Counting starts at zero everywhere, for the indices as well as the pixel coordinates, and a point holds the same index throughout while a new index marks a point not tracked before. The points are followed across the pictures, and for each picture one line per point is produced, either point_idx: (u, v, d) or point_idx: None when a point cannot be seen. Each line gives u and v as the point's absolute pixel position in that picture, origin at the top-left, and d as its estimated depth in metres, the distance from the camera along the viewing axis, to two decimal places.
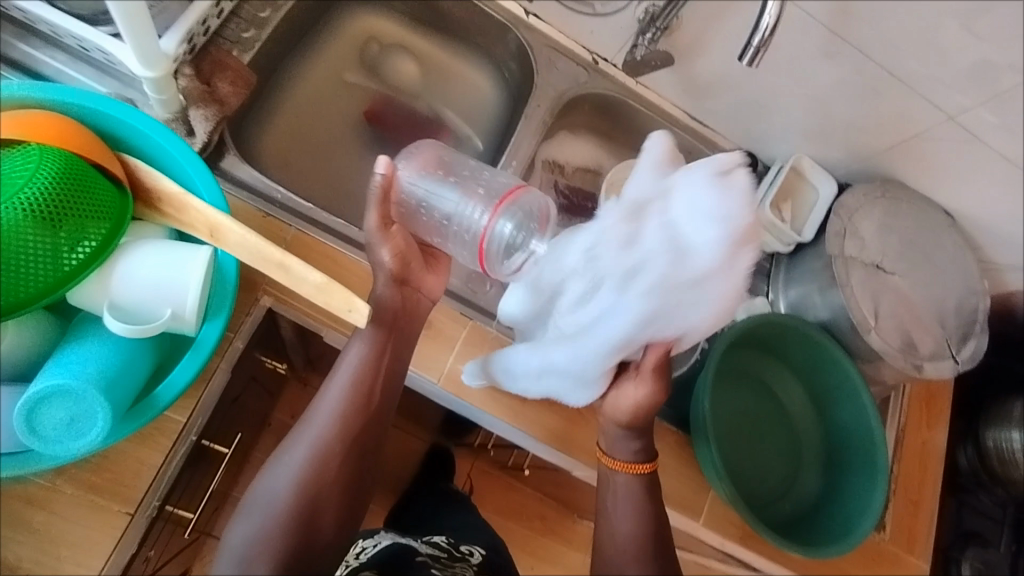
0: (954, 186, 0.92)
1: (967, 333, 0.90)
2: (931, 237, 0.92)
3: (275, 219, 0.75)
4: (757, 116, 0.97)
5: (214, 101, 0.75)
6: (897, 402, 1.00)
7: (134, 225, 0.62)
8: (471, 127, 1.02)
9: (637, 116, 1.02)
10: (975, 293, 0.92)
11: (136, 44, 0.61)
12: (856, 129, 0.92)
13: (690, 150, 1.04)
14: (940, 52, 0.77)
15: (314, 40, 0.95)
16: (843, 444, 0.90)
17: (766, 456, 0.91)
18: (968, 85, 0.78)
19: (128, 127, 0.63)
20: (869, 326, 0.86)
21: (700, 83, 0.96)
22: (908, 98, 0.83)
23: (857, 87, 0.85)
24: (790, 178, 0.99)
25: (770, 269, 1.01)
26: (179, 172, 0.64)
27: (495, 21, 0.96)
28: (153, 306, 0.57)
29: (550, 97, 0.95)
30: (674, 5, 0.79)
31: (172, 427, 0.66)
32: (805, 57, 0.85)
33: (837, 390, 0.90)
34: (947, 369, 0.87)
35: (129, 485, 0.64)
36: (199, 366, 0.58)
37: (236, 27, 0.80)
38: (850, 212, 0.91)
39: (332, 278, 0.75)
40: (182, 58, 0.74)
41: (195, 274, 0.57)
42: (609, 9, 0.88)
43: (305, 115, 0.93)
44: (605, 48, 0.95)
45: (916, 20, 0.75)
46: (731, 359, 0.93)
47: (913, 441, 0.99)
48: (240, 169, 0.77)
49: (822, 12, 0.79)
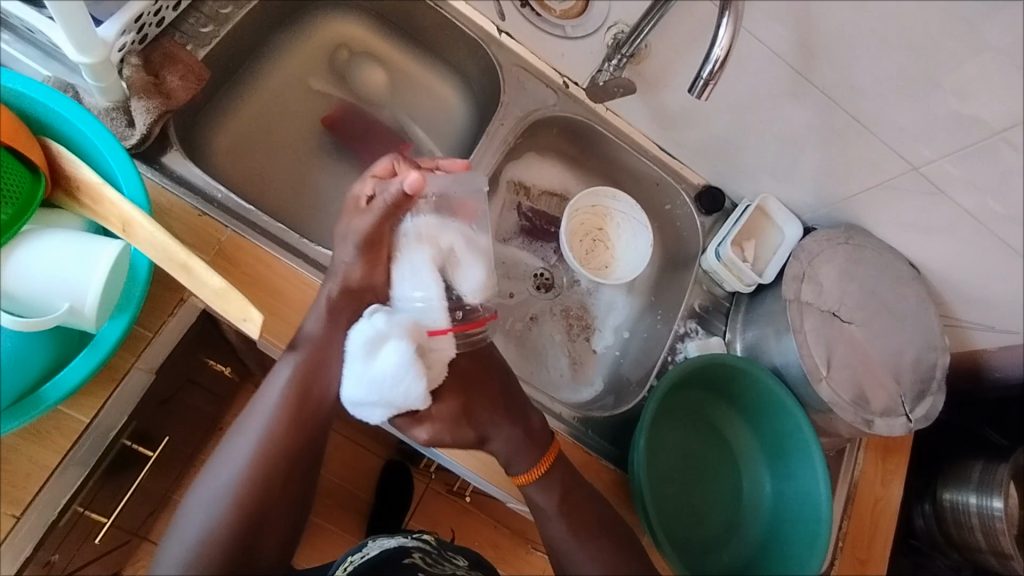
0: (919, 239, 0.90)
1: (924, 391, 0.88)
2: (893, 289, 0.90)
3: (211, 220, 0.72)
4: (724, 152, 0.96)
5: (159, 94, 0.73)
6: (852, 455, 0.97)
7: (51, 213, 0.60)
8: (437, 141, 1.00)
9: (605, 143, 1.00)
10: (935, 350, 0.89)
11: (68, 26, 0.59)
12: (822, 173, 0.90)
13: (658, 182, 1.02)
14: (902, 101, 0.75)
15: (283, 42, 0.94)
16: (786, 496, 0.87)
17: (707, 501, 0.88)
18: (932, 138, 0.76)
19: (53, 114, 0.62)
20: (821, 375, 0.85)
21: (668, 115, 0.94)
22: (873, 146, 0.82)
23: (821, 131, 0.84)
24: (754, 217, 0.98)
25: (729, 308, 1.01)
26: (103, 163, 0.62)
27: (467, 37, 0.95)
28: (49, 299, 0.54)
29: (514, 117, 0.94)
30: (637, 33, 0.77)
31: (73, 427, 0.64)
32: (771, 96, 0.83)
33: (784, 440, 0.88)
34: (897, 427, 0.85)
35: (20, 485, 0.62)
36: (93, 365, 0.56)
37: (195, 21, 0.79)
38: (811, 256, 0.90)
39: (263, 285, 0.72)
40: (130, 48, 0.72)
41: (98, 269, 0.55)
42: (578, 32, 0.87)
43: (266, 116, 0.92)
44: (576, 72, 0.94)
45: (879, 67, 0.73)
46: (678, 399, 0.91)
47: (865, 497, 0.96)
48: (183, 167, 0.74)
49: (786, 51, 0.78)
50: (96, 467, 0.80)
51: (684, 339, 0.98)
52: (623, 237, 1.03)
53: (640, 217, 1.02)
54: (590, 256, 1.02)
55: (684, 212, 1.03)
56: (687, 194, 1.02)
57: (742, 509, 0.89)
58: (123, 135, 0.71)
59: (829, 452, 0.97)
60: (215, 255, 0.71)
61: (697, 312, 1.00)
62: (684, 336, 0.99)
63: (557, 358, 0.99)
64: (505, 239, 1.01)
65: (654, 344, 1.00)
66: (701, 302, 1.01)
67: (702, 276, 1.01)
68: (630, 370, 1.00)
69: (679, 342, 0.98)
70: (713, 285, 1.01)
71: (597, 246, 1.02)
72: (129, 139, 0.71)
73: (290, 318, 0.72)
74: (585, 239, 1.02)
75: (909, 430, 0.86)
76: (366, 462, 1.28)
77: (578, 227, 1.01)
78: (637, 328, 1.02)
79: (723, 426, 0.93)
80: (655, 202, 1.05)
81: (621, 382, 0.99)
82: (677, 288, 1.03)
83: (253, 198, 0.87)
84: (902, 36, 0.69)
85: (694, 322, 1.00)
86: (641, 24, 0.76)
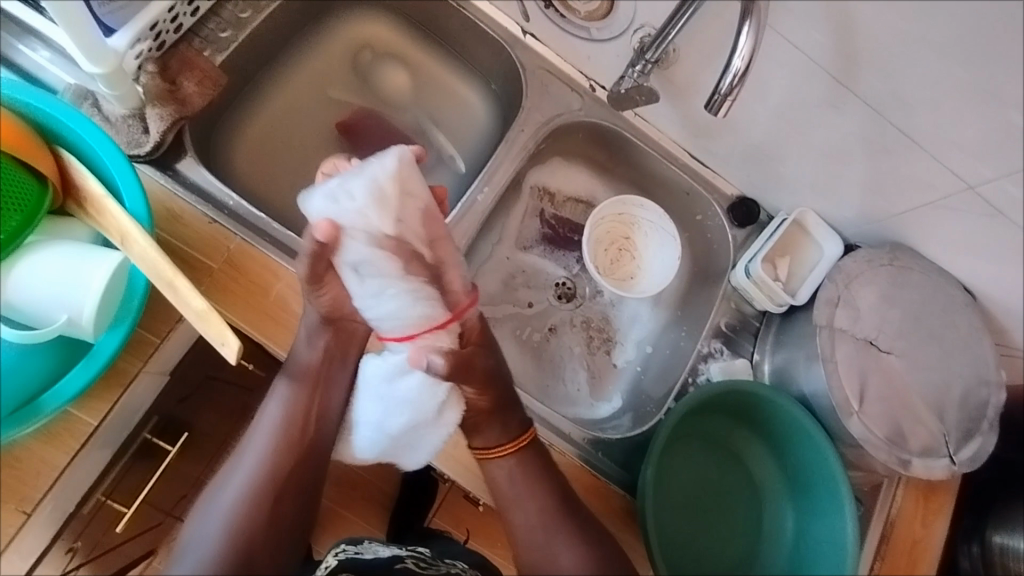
0: (974, 264, 0.82)
1: (972, 430, 0.80)
2: (943, 317, 0.82)
3: (221, 228, 0.73)
4: (760, 161, 0.89)
5: (174, 101, 0.74)
6: (889, 491, 0.89)
7: (62, 222, 0.61)
8: (457, 144, 0.98)
9: (633, 150, 0.96)
10: (988, 385, 0.81)
11: (78, 41, 0.61)
12: (867, 189, 0.83)
13: (688, 192, 0.97)
14: (958, 115, 0.68)
15: (305, 43, 0.94)
16: (808, 535, 0.82)
17: (721, 531, 0.84)
18: (991, 157, 0.69)
19: (63, 125, 0.63)
20: (852, 410, 0.79)
21: (700, 122, 0.89)
22: (923, 163, 0.75)
23: (866, 143, 0.77)
24: (790, 232, 0.92)
25: (759, 328, 0.95)
26: (109, 176, 0.63)
27: (490, 38, 0.92)
28: (49, 311, 0.56)
29: (535, 122, 0.91)
30: (662, 39, 0.72)
31: (81, 429, 0.65)
32: (811, 106, 0.77)
33: (810, 477, 0.82)
34: (937, 469, 0.79)
35: (32, 483, 0.64)
36: (90, 376, 0.57)
37: (214, 26, 0.80)
38: (848, 278, 0.83)
39: (269, 293, 0.72)
40: (148, 55, 0.73)
41: (96, 282, 0.56)
42: (605, 35, 0.83)
43: (288, 117, 0.92)
44: (602, 76, 0.90)
45: (930, 77, 0.67)
46: (695, 422, 0.87)
47: (902, 537, 0.88)
48: (196, 173, 0.75)
49: (825, 58, 0.72)
50: (124, 454, 0.87)
51: (707, 360, 0.93)
52: (650, 248, 0.98)
53: (668, 226, 0.96)
54: (614, 266, 0.97)
55: (716, 223, 0.97)
56: (718, 205, 0.96)
57: (758, 542, 0.85)
58: (138, 141, 0.72)
59: (863, 486, 0.90)
60: (223, 263, 0.72)
61: (723, 332, 0.95)
62: (707, 357, 0.94)
63: (574, 372, 0.95)
64: (526, 247, 0.98)
65: (677, 362, 0.95)
66: (727, 321, 0.95)
67: (730, 292, 0.95)
68: (652, 387, 0.95)
69: (702, 363, 0.93)
70: (742, 303, 0.96)
71: (622, 256, 0.98)
72: (144, 146, 0.72)
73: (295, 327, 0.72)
74: (611, 248, 0.98)
75: (952, 472, 0.79)
76: None
77: (603, 236, 0.97)
78: (660, 343, 0.98)
79: (746, 454, 0.88)
80: (685, 212, 1.00)
81: (641, 399, 0.95)
82: (703, 304, 0.97)
83: (270, 202, 0.88)
84: (955, 43, 0.62)
85: (719, 342, 0.94)
86: (667, 28, 0.71)
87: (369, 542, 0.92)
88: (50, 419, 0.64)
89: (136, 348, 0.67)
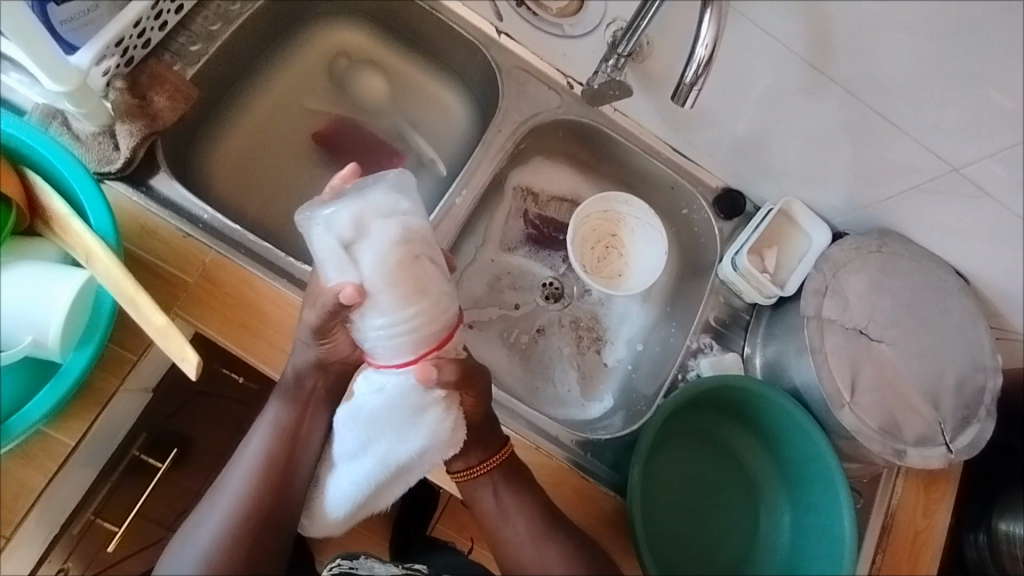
0: (963, 247, 0.80)
1: (969, 417, 0.79)
2: (935, 303, 0.81)
3: (196, 242, 0.72)
4: (743, 151, 0.88)
5: (145, 116, 0.74)
6: (888, 482, 0.88)
7: (29, 242, 0.61)
8: (437, 147, 0.97)
9: (614, 146, 0.95)
10: (984, 371, 0.79)
11: (39, 59, 0.60)
12: (852, 176, 0.81)
13: (672, 186, 0.96)
14: (936, 96, 0.66)
15: (279, 53, 0.94)
16: (805, 531, 0.81)
17: (716, 529, 0.83)
18: (973, 137, 0.67)
19: (29, 145, 0.63)
20: (843, 401, 0.77)
21: (679, 115, 0.88)
22: (906, 146, 0.73)
23: (847, 129, 0.76)
24: (777, 222, 0.90)
25: (749, 321, 0.93)
26: (77, 195, 0.63)
27: (465, 40, 0.91)
28: (13, 333, 0.56)
29: (514, 122, 0.90)
30: (633, 31, 0.71)
31: (58, 450, 0.64)
32: (788, 94, 0.76)
33: (805, 470, 0.80)
34: (934, 458, 0.77)
35: (10, 507, 0.63)
36: (59, 396, 0.57)
37: (184, 40, 0.80)
38: (836, 266, 0.82)
39: (246, 305, 0.72)
40: (115, 71, 0.73)
41: (60, 303, 0.55)
42: (578, 31, 0.82)
43: (265, 127, 0.92)
44: (578, 72, 0.89)
45: (907, 58, 0.65)
46: (686, 419, 0.85)
47: (903, 530, 0.86)
48: (170, 188, 0.75)
49: (800, 44, 0.70)
50: (113, 469, 0.87)
51: (697, 355, 0.91)
52: (636, 244, 0.97)
53: (653, 221, 0.95)
54: (601, 264, 0.96)
55: (702, 216, 0.95)
56: (703, 198, 0.94)
57: (755, 539, 0.84)
58: (108, 158, 0.72)
59: (861, 478, 0.88)
60: (199, 277, 0.71)
61: (713, 326, 0.93)
62: (698, 352, 0.92)
63: (564, 373, 0.94)
64: (511, 249, 0.97)
65: (668, 359, 0.94)
66: (717, 315, 0.93)
67: (718, 285, 0.94)
68: (643, 385, 0.94)
69: (691, 358, 0.91)
70: (731, 296, 0.94)
71: (609, 253, 0.96)
72: (115, 162, 0.72)
73: (272, 339, 0.71)
74: (597, 245, 0.96)
75: (949, 461, 0.78)
76: None
77: (588, 234, 0.96)
78: (651, 341, 0.97)
79: (740, 450, 0.86)
80: (671, 207, 0.98)
81: (632, 398, 0.93)
82: (692, 299, 0.96)
83: (249, 215, 0.87)
84: (927, 23, 0.61)
85: (709, 336, 0.93)
86: (637, 21, 0.70)
87: (365, 558, 0.90)
88: (26, 441, 0.64)
89: (113, 366, 0.67)
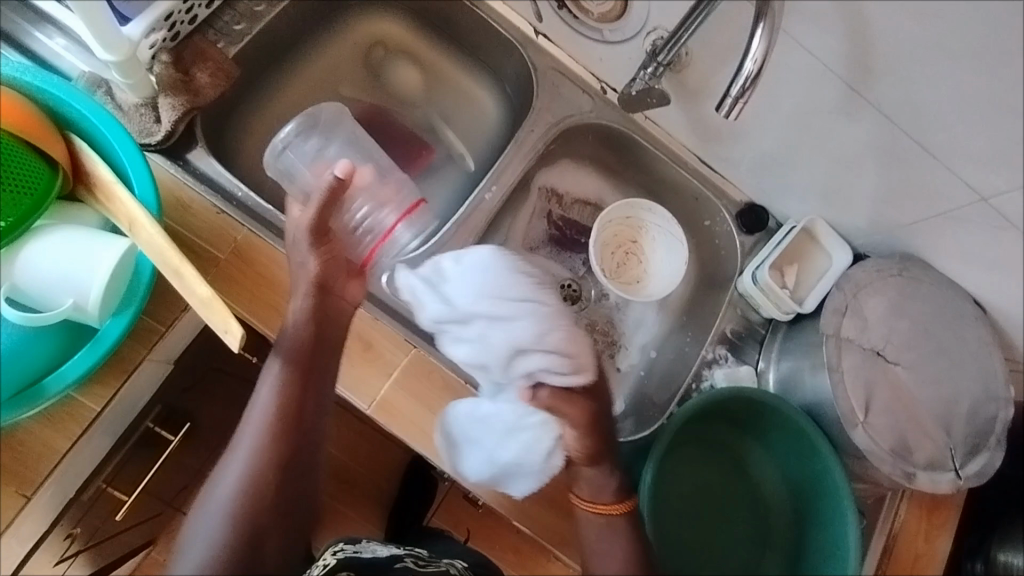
0: (984, 277, 0.81)
1: (979, 445, 0.79)
2: (952, 329, 0.81)
3: (229, 218, 0.73)
4: (771, 168, 0.89)
5: (187, 91, 0.75)
6: (893, 505, 0.88)
7: (73, 208, 0.62)
8: (466, 142, 0.98)
9: (642, 153, 0.95)
10: (997, 401, 0.80)
11: (94, 29, 0.61)
12: (879, 199, 0.82)
13: (697, 197, 0.96)
14: (972, 125, 0.67)
15: (318, 38, 0.94)
16: (810, 547, 0.81)
17: (720, 539, 0.84)
18: (1005, 168, 0.68)
19: (78, 114, 0.64)
20: (857, 421, 0.78)
21: (710, 127, 0.88)
22: (936, 173, 0.74)
23: (878, 152, 0.77)
24: (799, 239, 0.91)
25: (765, 336, 0.94)
26: (120, 165, 0.64)
27: (503, 38, 0.92)
28: (56, 296, 0.57)
29: (546, 123, 0.91)
30: (676, 41, 0.72)
31: (83, 415, 0.65)
32: (823, 113, 0.77)
33: (812, 488, 0.81)
34: (942, 483, 0.78)
35: (33, 467, 0.64)
36: (93, 359, 0.58)
37: (228, 19, 0.81)
38: (857, 287, 0.83)
39: (274, 285, 0.72)
40: (162, 45, 0.74)
41: (102, 269, 0.57)
42: (618, 37, 0.83)
43: (300, 111, 0.93)
44: (614, 78, 0.90)
45: (947, 85, 0.66)
46: (698, 428, 0.86)
47: (904, 553, 0.87)
48: (206, 163, 0.76)
49: (840, 65, 0.71)
50: (127, 440, 0.84)
51: (712, 366, 0.93)
52: (657, 252, 0.97)
53: (675, 230, 0.96)
54: (621, 269, 0.97)
55: (724, 229, 0.96)
56: (727, 211, 0.95)
57: (758, 551, 0.84)
58: (149, 130, 0.73)
59: (865, 499, 0.89)
60: (230, 253, 0.72)
61: (728, 338, 0.94)
62: (712, 363, 0.93)
63: None
64: (532, 248, 0.98)
65: (681, 367, 0.95)
66: (733, 328, 0.94)
67: (736, 298, 0.95)
68: (655, 392, 0.95)
69: (706, 369, 0.92)
70: (748, 310, 0.95)
71: (629, 259, 0.97)
72: (155, 135, 0.73)
73: None
74: (618, 251, 0.97)
75: (957, 487, 0.79)
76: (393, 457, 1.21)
77: (610, 239, 0.96)
78: (664, 348, 0.97)
79: (748, 463, 0.87)
80: (694, 218, 0.99)
81: (643, 403, 0.94)
82: (709, 310, 0.97)
83: (278, 196, 0.88)
84: (971, 53, 0.62)
85: (724, 348, 0.94)
86: (681, 31, 0.71)
87: (367, 544, 0.90)
88: (53, 403, 0.64)
89: (141, 335, 0.67)
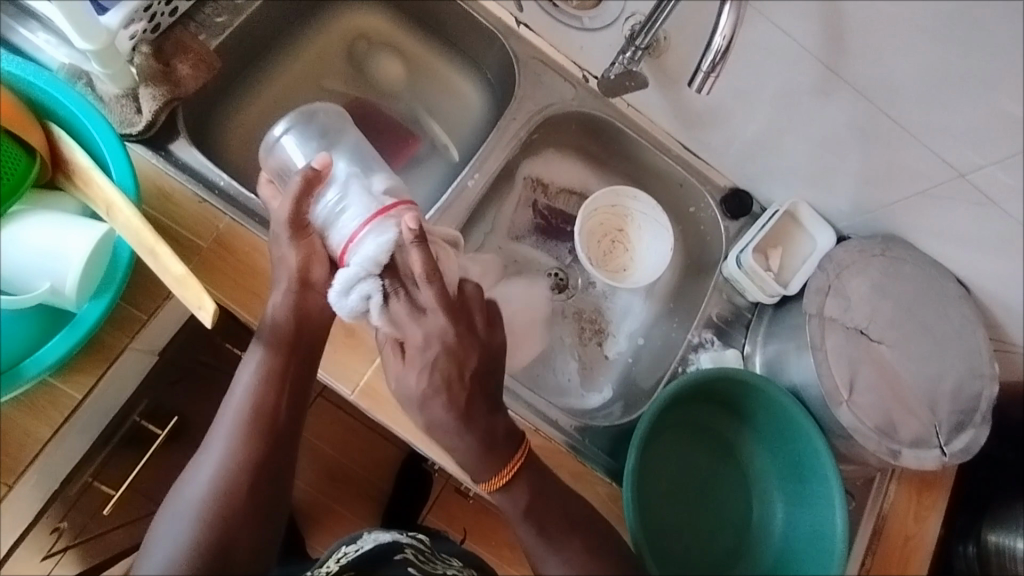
0: (966, 256, 0.81)
1: (964, 422, 0.79)
2: (934, 308, 0.82)
3: (211, 207, 0.73)
4: (751, 152, 0.89)
5: (167, 81, 0.75)
6: (881, 486, 0.88)
7: (53, 194, 0.63)
8: (450, 133, 0.99)
9: (626, 140, 0.96)
10: (981, 378, 0.80)
11: (71, 14, 0.61)
12: (861, 179, 0.83)
13: (681, 183, 0.97)
14: (946, 100, 0.68)
15: (300, 32, 0.95)
16: (798, 528, 0.81)
17: (708, 520, 0.84)
18: (981, 143, 0.68)
19: (58, 102, 0.65)
20: (841, 399, 0.78)
21: (691, 111, 0.89)
22: (916, 151, 0.74)
23: (857, 132, 0.77)
24: (783, 222, 0.91)
25: (751, 320, 0.94)
26: (100, 154, 0.65)
27: (484, 28, 0.93)
28: (32, 279, 0.58)
29: (528, 111, 0.92)
30: (651, 23, 0.72)
31: (65, 402, 0.65)
32: (802, 94, 0.77)
33: (800, 467, 0.81)
34: (928, 460, 0.78)
35: (14, 455, 0.64)
36: (73, 341, 0.60)
37: (209, 12, 0.81)
38: (840, 267, 0.83)
39: (256, 272, 0.72)
40: (143, 36, 0.75)
41: (77, 252, 0.58)
42: (597, 24, 0.84)
43: (283, 103, 0.93)
44: (595, 66, 0.91)
45: (921, 60, 0.66)
46: (684, 411, 0.86)
47: (893, 533, 0.87)
48: (188, 153, 0.76)
49: (814, 44, 0.72)
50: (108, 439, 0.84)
51: (698, 350, 0.93)
52: (643, 238, 0.97)
53: (661, 218, 0.95)
54: (607, 257, 0.97)
55: (708, 214, 0.97)
56: (711, 196, 0.96)
57: (747, 532, 0.84)
58: (130, 120, 0.73)
59: (854, 480, 0.88)
60: (212, 242, 0.72)
61: (714, 322, 0.94)
62: (698, 347, 0.93)
63: (565, 362, 0.94)
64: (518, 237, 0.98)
65: (668, 352, 0.95)
66: (719, 312, 0.95)
67: (722, 283, 0.95)
68: (642, 378, 0.95)
69: (692, 353, 0.93)
70: (734, 294, 0.95)
71: (615, 247, 0.97)
72: (136, 125, 0.73)
73: None
74: (603, 239, 0.97)
75: (943, 464, 0.79)
76: (384, 452, 1.21)
77: (596, 227, 0.96)
78: (651, 335, 0.97)
79: (737, 447, 0.87)
80: (678, 204, 0.99)
81: (631, 389, 0.94)
82: (696, 295, 0.97)
83: None
84: (940, 28, 0.63)
85: (710, 332, 0.94)
86: (656, 14, 0.71)
87: (366, 534, 0.87)
88: (33, 391, 0.64)
89: (123, 324, 0.67)
